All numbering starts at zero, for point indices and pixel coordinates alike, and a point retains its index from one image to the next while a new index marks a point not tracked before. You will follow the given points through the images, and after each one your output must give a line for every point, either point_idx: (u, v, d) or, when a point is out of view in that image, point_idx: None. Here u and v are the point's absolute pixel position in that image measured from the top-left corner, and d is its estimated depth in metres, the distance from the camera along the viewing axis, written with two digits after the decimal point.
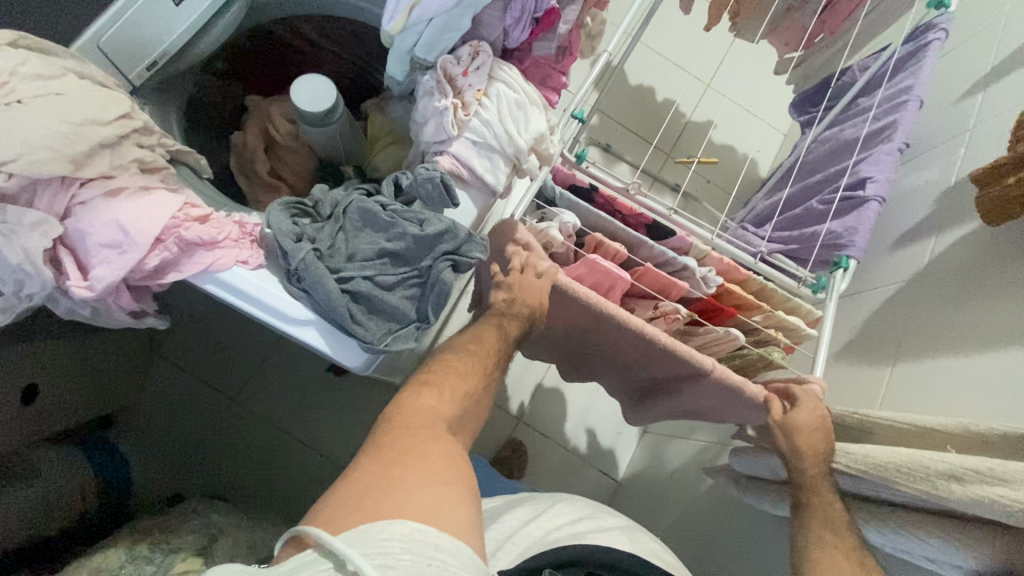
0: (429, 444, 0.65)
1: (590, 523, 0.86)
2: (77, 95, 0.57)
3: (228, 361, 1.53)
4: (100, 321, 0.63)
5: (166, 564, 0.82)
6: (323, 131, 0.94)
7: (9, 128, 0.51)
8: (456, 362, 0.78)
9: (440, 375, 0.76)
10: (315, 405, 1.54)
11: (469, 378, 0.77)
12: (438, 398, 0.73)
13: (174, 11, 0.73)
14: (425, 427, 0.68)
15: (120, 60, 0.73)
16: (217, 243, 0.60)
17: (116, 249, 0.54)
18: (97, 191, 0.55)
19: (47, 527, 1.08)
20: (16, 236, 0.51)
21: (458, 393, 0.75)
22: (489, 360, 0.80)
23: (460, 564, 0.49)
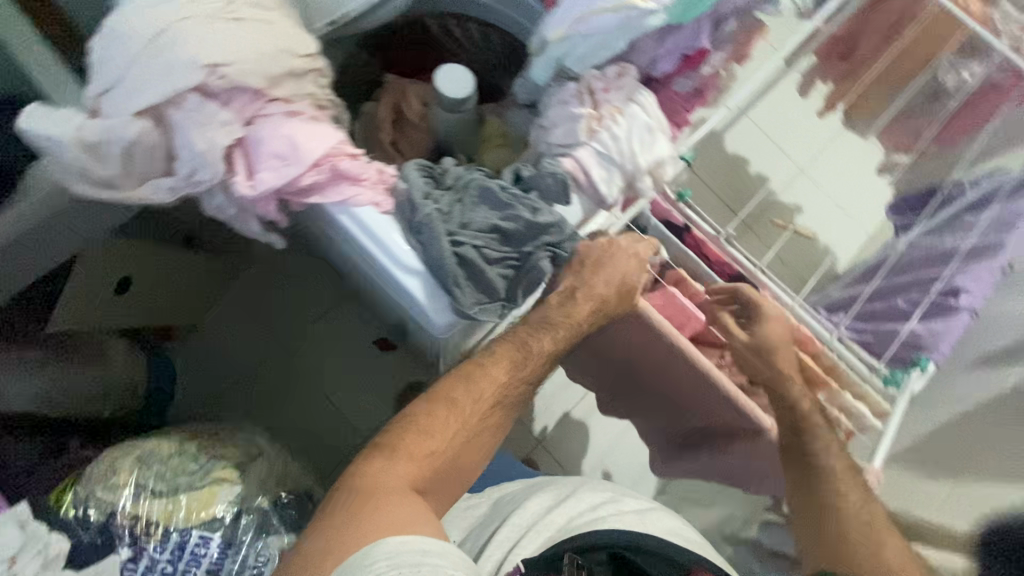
0: (384, 497, 0.71)
1: (613, 508, 1.00)
2: (282, 26, 0.64)
3: (287, 309, 1.60)
4: (236, 227, 0.69)
5: (206, 468, 0.87)
6: (452, 116, 1.02)
7: (229, 38, 0.58)
8: (425, 418, 0.79)
9: (401, 440, 0.78)
10: (355, 371, 1.59)
11: (440, 438, 0.79)
12: (402, 462, 0.76)
13: None
14: (382, 489, 0.73)
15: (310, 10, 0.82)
16: (360, 181, 0.66)
17: (281, 160, 0.60)
18: (279, 109, 0.62)
19: (102, 408, 1.16)
20: (207, 127, 0.58)
21: (418, 452, 0.77)
22: (486, 404, 0.81)
23: (444, 557, 0.66)
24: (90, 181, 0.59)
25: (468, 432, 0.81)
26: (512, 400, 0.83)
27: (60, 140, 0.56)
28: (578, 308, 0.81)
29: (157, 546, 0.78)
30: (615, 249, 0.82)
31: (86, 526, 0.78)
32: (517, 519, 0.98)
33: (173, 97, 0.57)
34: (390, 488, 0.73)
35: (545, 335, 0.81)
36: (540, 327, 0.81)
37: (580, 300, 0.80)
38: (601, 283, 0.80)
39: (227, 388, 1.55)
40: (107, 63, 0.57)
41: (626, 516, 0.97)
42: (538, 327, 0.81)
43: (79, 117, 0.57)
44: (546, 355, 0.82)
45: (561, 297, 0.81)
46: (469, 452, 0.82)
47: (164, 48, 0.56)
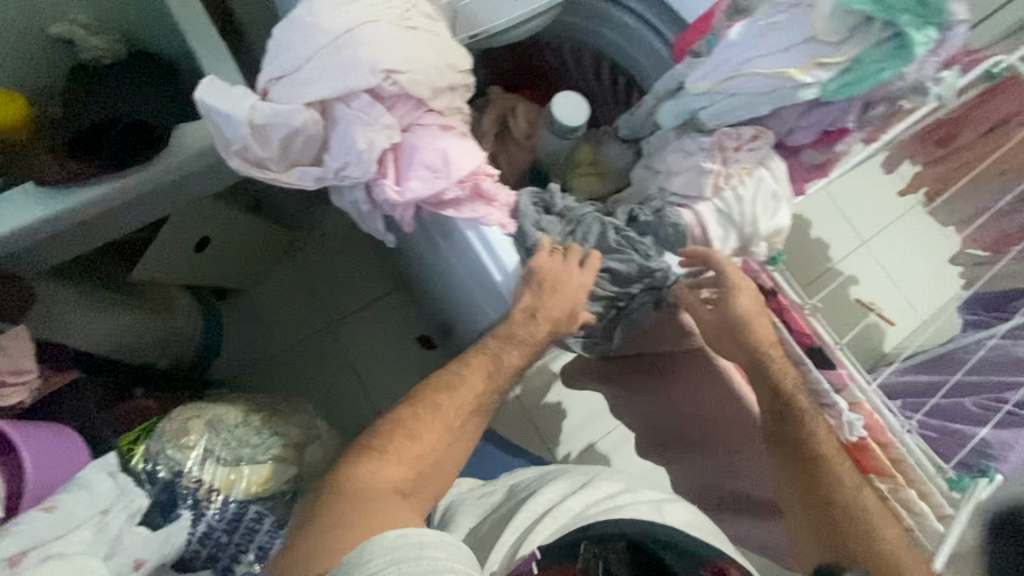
0: (374, 502, 0.68)
1: (627, 497, 0.92)
2: (447, 38, 0.65)
3: (339, 291, 1.62)
4: (361, 223, 0.71)
5: (266, 445, 0.85)
6: (560, 142, 1.03)
7: (406, 46, 0.59)
8: (421, 425, 0.76)
9: (385, 443, 0.75)
10: (393, 360, 1.60)
11: (425, 441, 0.76)
12: (388, 465, 0.74)
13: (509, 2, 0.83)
14: (368, 491, 0.70)
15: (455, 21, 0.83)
16: (492, 200, 0.67)
17: (431, 171, 0.61)
18: (434, 121, 0.62)
19: (161, 357, 1.17)
20: (369, 128, 0.59)
21: (404, 454, 0.75)
22: (463, 413, 0.78)
23: (448, 553, 0.57)
24: (247, 160, 0.60)
25: (450, 437, 0.78)
26: (486, 408, 0.79)
27: (232, 117, 0.57)
28: (539, 330, 0.72)
29: (215, 514, 0.80)
30: (566, 262, 0.71)
31: (153, 481, 0.79)
32: (534, 506, 0.92)
33: (346, 94, 0.58)
34: (376, 493, 0.70)
35: (514, 351, 0.75)
36: (507, 343, 0.74)
37: (540, 324, 0.71)
38: (555, 300, 0.71)
39: (267, 355, 1.56)
40: (287, 50, 0.58)
41: (643, 505, 0.88)
42: (502, 344, 0.75)
43: (252, 98, 0.58)
44: (512, 376, 0.78)
45: (518, 321, 0.72)
46: (444, 454, 0.78)
47: (346, 46, 0.57)
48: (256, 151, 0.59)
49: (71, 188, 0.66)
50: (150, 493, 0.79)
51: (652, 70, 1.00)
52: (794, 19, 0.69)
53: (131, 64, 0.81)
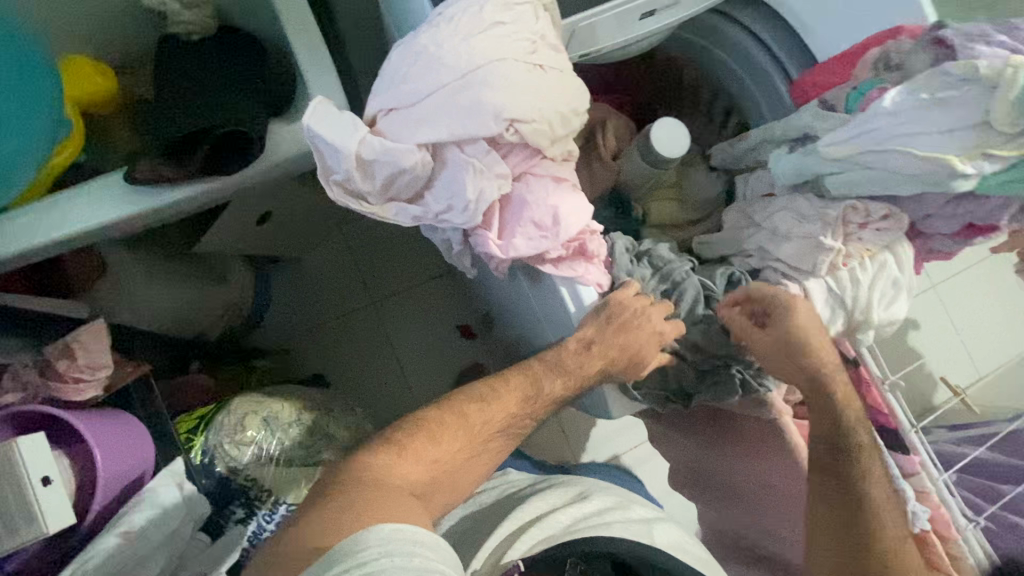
0: (383, 498, 0.54)
1: (617, 516, 0.72)
2: (570, 75, 0.58)
3: (392, 265, 1.33)
4: (447, 255, 0.67)
5: (315, 451, 0.84)
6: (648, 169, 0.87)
7: (532, 92, 0.54)
8: (440, 427, 0.63)
9: (403, 438, 0.62)
10: (441, 353, 1.33)
11: (447, 448, 0.62)
12: (407, 467, 0.60)
13: (635, 23, 0.73)
14: (386, 487, 0.56)
15: (576, 40, 0.72)
16: (592, 259, 0.63)
17: (538, 230, 0.57)
18: (547, 171, 0.57)
19: (208, 328, 1.05)
20: (480, 177, 0.54)
21: (424, 458, 0.61)
22: (491, 432, 0.65)
23: (440, 557, 0.49)
24: (347, 190, 0.55)
25: (479, 457, 0.65)
26: (520, 431, 0.66)
27: (340, 148, 0.53)
28: (591, 364, 0.63)
29: (266, 514, 0.79)
30: (647, 310, 0.64)
31: (208, 474, 0.79)
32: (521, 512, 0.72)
33: (463, 140, 0.53)
34: (388, 484, 0.57)
35: (558, 381, 0.64)
36: (551, 372, 0.64)
37: (594, 359, 0.63)
38: (617, 349, 0.62)
39: (302, 330, 1.30)
40: (405, 82, 0.53)
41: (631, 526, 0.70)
42: (550, 369, 0.64)
43: (361, 129, 0.54)
44: (553, 403, 0.66)
45: (570, 351, 0.63)
46: (465, 475, 0.64)
47: (470, 89, 0.52)
48: (358, 184, 0.55)
49: (156, 187, 0.63)
50: (207, 486, 0.79)
51: (765, 106, 0.90)
52: (967, 99, 0.60)
53: (223, 44, 0.75)
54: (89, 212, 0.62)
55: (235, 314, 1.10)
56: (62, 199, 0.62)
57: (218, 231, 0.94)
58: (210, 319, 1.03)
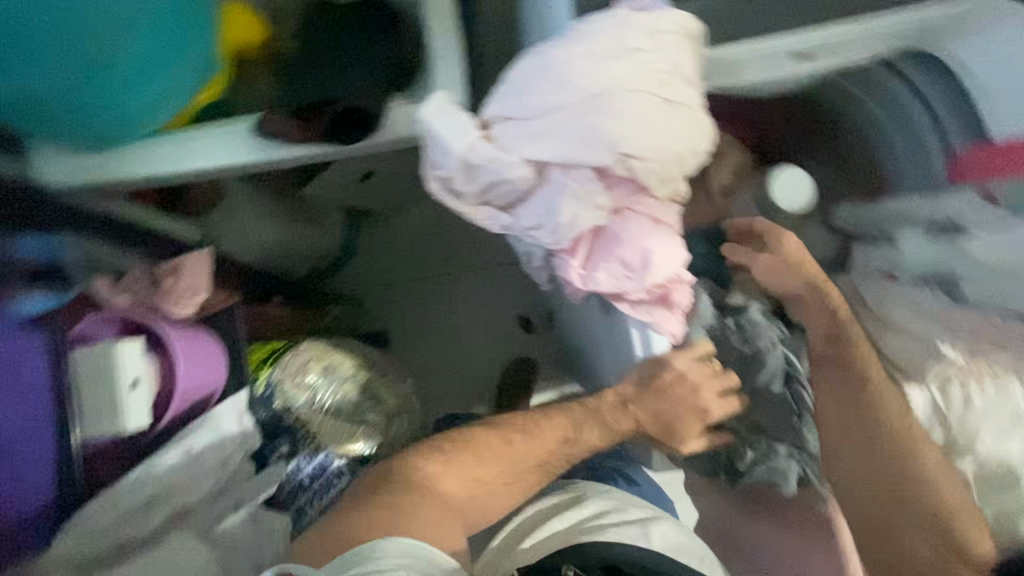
0: (423, 504, 0.59)
1: (614, 518, 0.63)
2: (701, 114, 0.55)
3: (477, 242, 1.28)
4: (524, 264, 0.66)
5: (361, 411, 0.88)
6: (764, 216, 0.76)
7: (654, 129, 0.52)
8: (483, 447, 0.67)
9: (452, 455, 0.65)
10: (502, 343, 1.28)
11: (487, 471, 0.66)
12: (451, 476, 0.63)
13: (784, 66, 0.66)
14: (427, 495, 0.61)
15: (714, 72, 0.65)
16: (673, 309, 0.60)
17: (625, 270, 0.55)
18: (649, 211, 0.55)
19: (294, 266, 1.09)
20: (579, 204, 0.53)
21: (466, 475, 0.64)
22: (530, 463, 0.67)
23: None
24: (446, 188, 0.56)
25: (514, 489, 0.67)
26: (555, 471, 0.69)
27: (449, 147, 0.53)
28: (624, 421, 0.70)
29: (307, 457, 0.83)
30: (703, 382, 0.67)
31: (264, 407, 0.85)
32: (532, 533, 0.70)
33: (570, 164, 0.52)
34: (431, 493, 0.61)
35: (598, 430, 0.70)
36: (592, 417, 0.71)
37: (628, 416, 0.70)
38: (652, 411, 0.69)
39: (375, 285, 1.28)
40: (526, 93, 0.53)
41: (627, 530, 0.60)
42: (591, 417, 0.71)
43: (474, 132, 0.54)
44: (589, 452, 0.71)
45: (609, 405, 0.70)
46: (502, 505, 0.66)
47: (589, 115, 0.51)
48: (458, 185, 0.55)
49: (279, 143, 0.67)
50: (260, 419, 0.84)
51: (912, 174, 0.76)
52: None
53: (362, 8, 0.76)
54: (214, 152, 0.67)
55: (318, 258, 1.14)
56: (197, 138, 0.66)
57: (321, 180, 1.00)
58: (297, 255, 1.08)
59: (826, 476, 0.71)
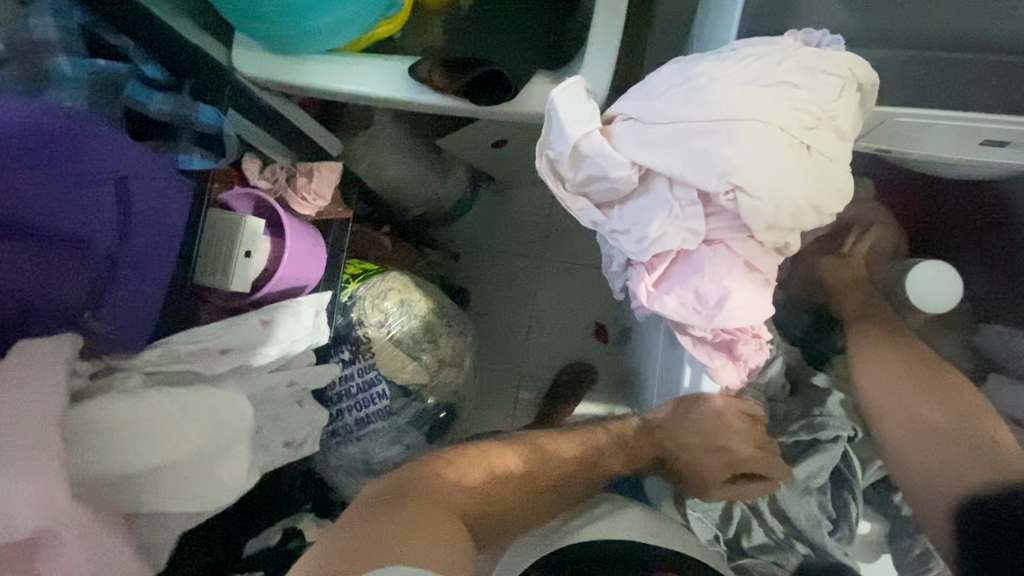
0: (426, 513, 0.60)
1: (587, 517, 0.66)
2: (840, 169, 0.50)
3: (580, 239, 1.29)
4: (605, 267, 0.65)
5: (418, 352, 0.94)
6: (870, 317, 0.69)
7: (779, 170, 0.48)
8: (500, 459, 0.69)
9: (467, 466, 0.67)
10: (569, 341, 1.28)
11: (500, 486, 0.68)
12: (466, 484, 0.66)
13: (971, 146, 0.55)
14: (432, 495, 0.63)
15: (874, 132, 0.57)
16: (736, 360, 0.56)
17: (696, 302, 0.53)
18: (742, 252, 0.52)
19: (410, 206, 1.16)
20: (670, 220, 0.52)
21: (479, 488, 0.66)
22: (545, 482, 0.69)
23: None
24: (551, 168, 0.56)
25: (529, 500, 0.69)
26: (573, 494, 0.69)
27: (566, 131, 0.54)
28: (645, 450, 0.72)
29: (360, 369, 0.92)
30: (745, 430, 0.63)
31: (342, 315, 0.93)
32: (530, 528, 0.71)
33: (677, 180, 0.51)
34: (438, 501, 0.62)
35: (619, 455, 0.72)
36: (615, 443, 0.73)
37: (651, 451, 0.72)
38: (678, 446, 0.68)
39: (475, 247, 1.34)
40: (658, 99, 0.52)
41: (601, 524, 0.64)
42: (615, 441, 0.73)
43: (594, 124, 0.54)
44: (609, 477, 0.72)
45: (630, 431, 0.73)
46: (521, 521, 0.68)
47: (713, 137, 0.49)
48: (561, 169, 0.56)
49: (425, 88, 0.72)
50: (335, 324, 0.92)
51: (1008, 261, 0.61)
52: None
53: None
54: (371, 82, 0.74)
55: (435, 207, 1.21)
56: (360, 65, 0.75)
57: (456, 137, 1.05)
58: (417, 200, 1.15)
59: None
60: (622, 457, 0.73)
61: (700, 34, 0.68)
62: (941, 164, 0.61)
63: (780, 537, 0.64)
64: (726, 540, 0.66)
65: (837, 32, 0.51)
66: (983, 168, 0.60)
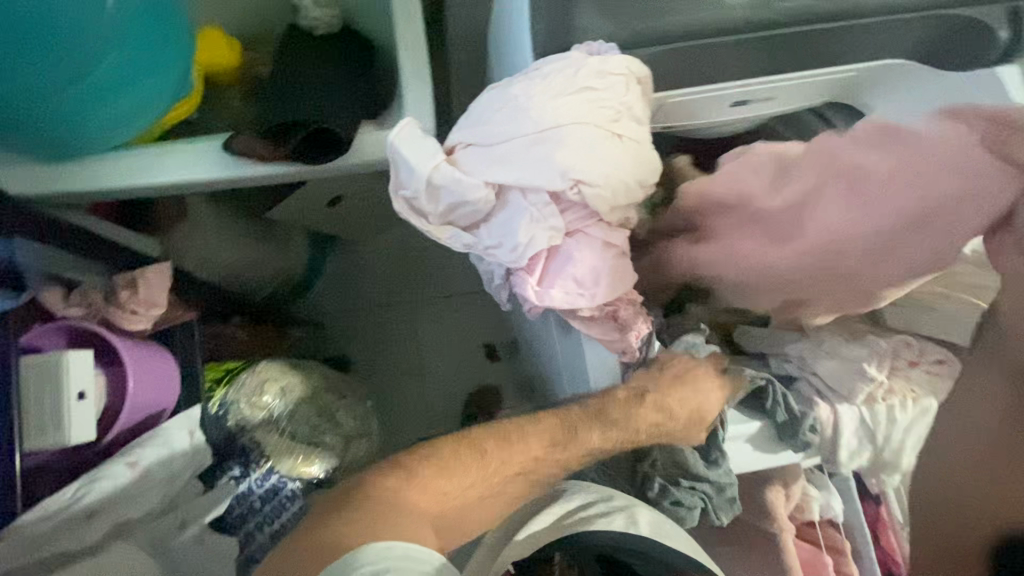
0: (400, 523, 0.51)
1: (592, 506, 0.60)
2: (649, 145, 0.60)
3: (446, 270, 1.30)
4: (487, 283, 0.68)
5: (316, 436, 0.85)
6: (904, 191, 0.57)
7: (605, 158, 0.56)
8: (454, 460, 0.57)
9: (418, 475, 0.56)
10: (465, 369, 1.27)
11: (457, 485, 0.57)
12: (414, 500, 0.54)
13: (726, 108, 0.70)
14: (395, 511, 0.52)
15: (659, 112, 0.69)
16: (624, 327, 0.63)
17: (576, 287, 0.59)
18: (600, 234, 0.58)
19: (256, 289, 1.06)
20: (532, 223, 0.57)
21: (432, 490, 0.56)
22: (508, 472, 0.60)
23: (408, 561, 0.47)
24: (410, 207, 0.59)
25: (497, 498, 0.61)
26: (538, 479, 0.62)
27: (415, 169, 0.57)
28: (640, 418, 0.60)
29: (257, 479, 0.80)
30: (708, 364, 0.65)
31: (217, 426, 0.82)
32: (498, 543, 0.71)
33: (527, 188, 0.56)
34: (401, 510, 0.53)
35: (597, 432, 0.61)
36: (594, 421, 0.61)
37: (644, 410, 0.61)
38: (678, 403, 0.61)
39: (340, 310, 1.28)
40: (488, 122, 0.58)
41: (615, 520, 0.58)
42: (594, 419, 0.61)
43: (439, 157, 0.58)
44: (585, 455, 0.62)
45: (619, 402, 0.61)
46: (483, 516, 0.61)
47: (543, 145, 0.56)
48: (421, 204, 0.59)
49: (248, 162, 0.69)
50: (210, 437, 0.82)
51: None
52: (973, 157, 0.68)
53: (336, 40, 0.81)
54: (185, 167, 0.68)
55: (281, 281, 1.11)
56: (167, 153, 0.69)
57: (288, 205, 1.00)
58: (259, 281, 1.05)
59: (723, 508, 0.69)
60: (610, 433, 0.61)
61: (500, 60, 0.75)
62: (712, 126, 0.76)
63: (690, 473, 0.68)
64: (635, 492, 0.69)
65: (610, 39, 0.61)
66: (740, 122, 0.77)
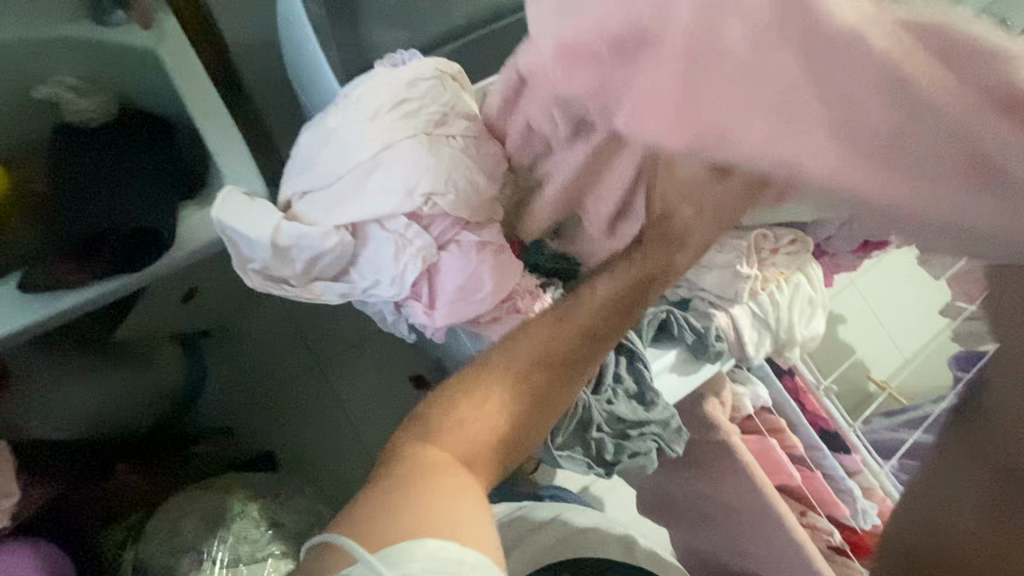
0: (446, 490, 0.45)
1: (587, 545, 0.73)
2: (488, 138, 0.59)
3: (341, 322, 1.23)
4: (382, 324, 0.65)
5: (261, 547, 0.75)
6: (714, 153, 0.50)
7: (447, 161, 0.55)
8: (465, 393, 0.51)
9: (440, 436, 0.49)
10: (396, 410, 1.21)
11: (477, 406, 0.50)
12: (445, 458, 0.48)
13: None
14: (431, 471, 0.46)
15: None
16: None
17: (467, 296, 0.57)
18: (473, 238, 0.56)
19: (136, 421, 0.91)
20: (399, 251, 0.54)
21: (455, 432, 0.49)
22: (524, 361, 0.52)
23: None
24: (266, 277, 0.56)
25: (536, 404, 0.51)
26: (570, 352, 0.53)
27: (255, 237, 0.54)
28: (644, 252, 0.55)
29: None
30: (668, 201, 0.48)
31: None
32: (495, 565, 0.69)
33: (382, 216, 0.54)
34: (439, 466, 0.47)
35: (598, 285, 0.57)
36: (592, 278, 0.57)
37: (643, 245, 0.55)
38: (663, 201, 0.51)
39: (248, 401, 1.16)
40: (316, 166, 0.55)
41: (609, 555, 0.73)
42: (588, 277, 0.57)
43: (277, 216, 0.55)
44: (603, 310, 0.55)
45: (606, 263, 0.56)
46: (534, 431, 0.52)
47: (377, 173, 0.54)
48: (276, 270, 0.55)
49: (59, 291, 0.61)
50: None
51: None
52: None
53: (120, 128, 0.72)
54: None
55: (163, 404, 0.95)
56: None
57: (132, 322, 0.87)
58: (133, 410, 0.90)
59: (674, 439, 0.73)
60: (601, 286, 0.56)
61: (307, 97, 0.71)
62: None
63: (639, 417, 0.69)
64: (593, 461, 0.69)
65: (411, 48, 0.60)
66: None
